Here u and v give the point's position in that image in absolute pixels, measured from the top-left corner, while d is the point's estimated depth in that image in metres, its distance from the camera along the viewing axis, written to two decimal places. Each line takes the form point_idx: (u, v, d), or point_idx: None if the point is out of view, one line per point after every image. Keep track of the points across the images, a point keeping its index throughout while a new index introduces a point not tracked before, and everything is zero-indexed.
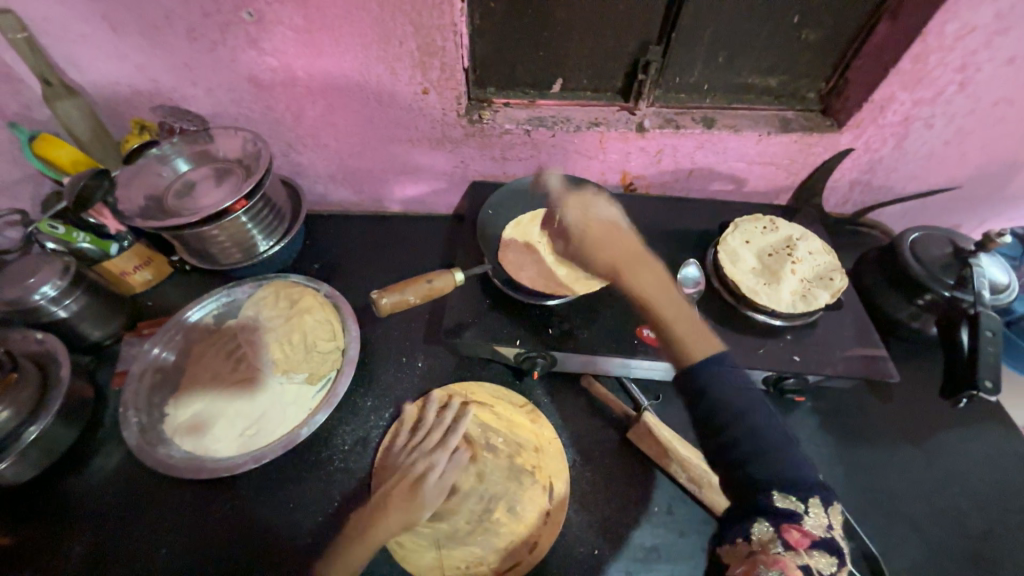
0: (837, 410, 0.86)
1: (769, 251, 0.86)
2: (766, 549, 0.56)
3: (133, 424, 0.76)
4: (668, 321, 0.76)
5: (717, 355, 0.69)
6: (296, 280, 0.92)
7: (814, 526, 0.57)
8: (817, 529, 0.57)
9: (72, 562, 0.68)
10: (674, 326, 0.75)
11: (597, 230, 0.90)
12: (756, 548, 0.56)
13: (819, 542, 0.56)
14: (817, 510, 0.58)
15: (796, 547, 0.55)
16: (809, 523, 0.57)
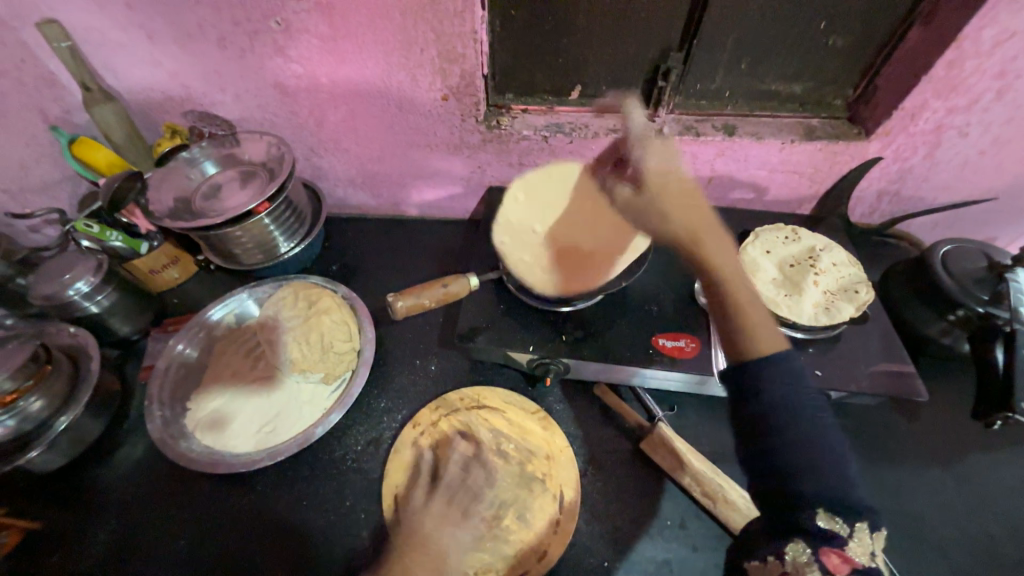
0: (861, 428, 0.83)
1: (791, 262, 0.84)
2: (800, 572, 0.53)
3: (157, 417, 0.78)
4: (739, 303, 0.64)
5: (780, 352, 0.60)
6: (315, 281, 0.94)
7: (857, 552, 0.53)
8: (861, 557, 0.53)
9: (96, 549, 0.71)
10: (748, 312, 0.64)
11: (669, 181, 0.71)
12: (789, 569, 0.54)
13: (860, 570, 0.53)
14: (863, 535, 0.54)
15: (833, 573, 0.53)
16: (853, 549, 0.53)
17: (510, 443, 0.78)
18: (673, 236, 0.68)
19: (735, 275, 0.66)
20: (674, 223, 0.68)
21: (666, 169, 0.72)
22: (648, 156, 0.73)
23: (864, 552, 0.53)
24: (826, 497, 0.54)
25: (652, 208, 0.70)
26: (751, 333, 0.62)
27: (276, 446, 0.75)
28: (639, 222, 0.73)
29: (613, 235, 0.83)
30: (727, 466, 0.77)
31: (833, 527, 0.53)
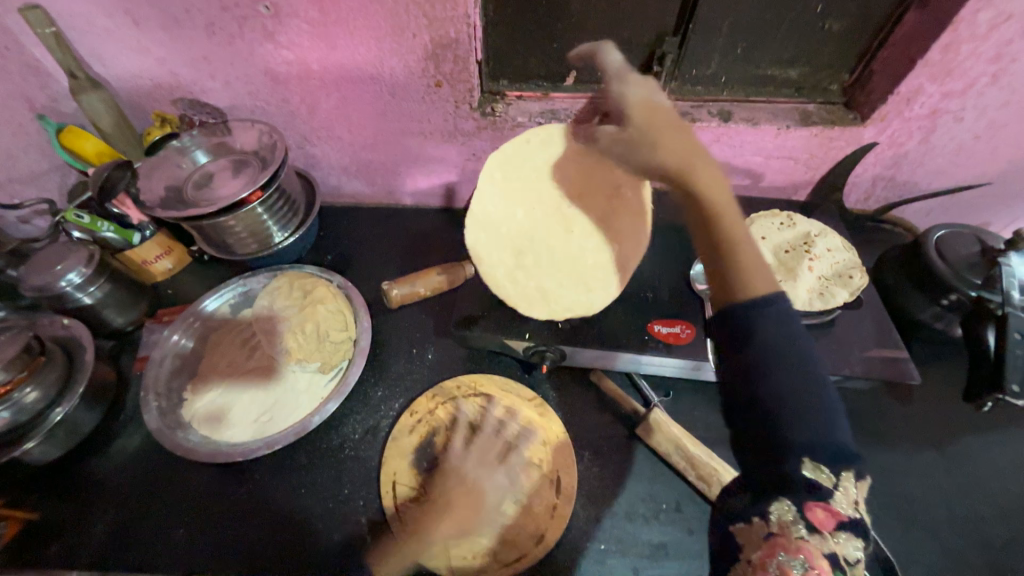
0: (854, 412, 0.83)
1: (786, 248, 0.84)
2: (788, 532, 0.50)
3: (153, 408, 0.78)
4: (733, 241, 0.59)
5: (775, 294, 0.56)
6: (310, 271, 0.93)
7: (843, 505, 0.51)
8: (846, 509, 0.51)
9: (95, 538, 0.71)
10: (742, 249, 0.58)
11: (657, 116, 0.65)
12: (775, 530, 0.51)
13: (845, 524, 0.51)
14: (849, 485, 0.52)
15: (821, 530, 0.50)
16: (839, 502, 0.51)
17: (507, 429, 0.78)
18: (662, 170, 0.62)
19: (733, 215, 0.60)
20: (663, 157, 0.62)
21: (656, 102, 0.67)
22: (628, 86, 0.68)
23: (849, 502, 0.51)
24: (815, 446, 0.51)
25: (637, 137, 0.64)
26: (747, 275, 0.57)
27: (273, 436, 0.75)
28: (625, 156, 0.67)
29: (627, 201, 0.80)
30: (722, 451, 0.78)
31: (818, 478, 0.51)
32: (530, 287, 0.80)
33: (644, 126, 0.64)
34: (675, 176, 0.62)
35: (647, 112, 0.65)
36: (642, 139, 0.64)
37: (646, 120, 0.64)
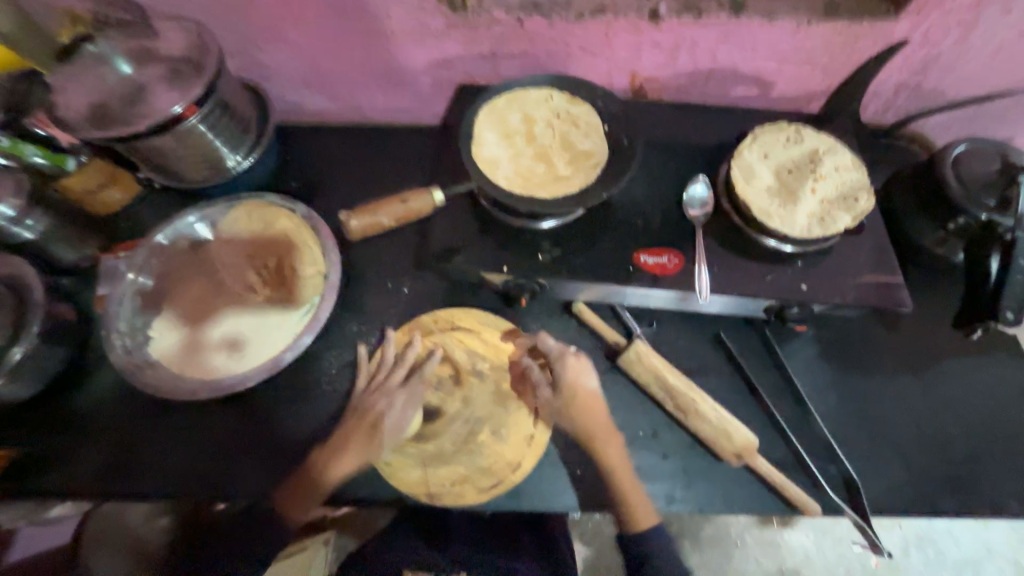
0: (839, 340, 0.82)
1: (790, 168, 0.76)
2: None
3: (118, 346, 0.75)
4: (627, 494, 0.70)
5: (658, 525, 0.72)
6: (270, 199, 0.85)
7: None
8: None
9: (81, 471, 0.72)
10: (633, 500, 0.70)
11: (579, 406, 0.73)
12: None
13: None
14: None
15: None
16: None
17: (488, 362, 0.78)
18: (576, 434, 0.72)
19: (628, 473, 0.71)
20: (576, 426, 0.72)
21: (578, 382, 0.74)
22: (565, 370, 0.74)
23: None
24: None
25: (566, 408, 0.73)
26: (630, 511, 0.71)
27: (245, 373, 0.74)
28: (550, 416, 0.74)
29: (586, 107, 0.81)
30: (702, 379, 0.78)
31: None
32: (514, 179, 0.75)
33: (570, 401, 0.73)
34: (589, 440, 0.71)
35: (572, 388, 0.73)
36: (565, 418, 0.73)
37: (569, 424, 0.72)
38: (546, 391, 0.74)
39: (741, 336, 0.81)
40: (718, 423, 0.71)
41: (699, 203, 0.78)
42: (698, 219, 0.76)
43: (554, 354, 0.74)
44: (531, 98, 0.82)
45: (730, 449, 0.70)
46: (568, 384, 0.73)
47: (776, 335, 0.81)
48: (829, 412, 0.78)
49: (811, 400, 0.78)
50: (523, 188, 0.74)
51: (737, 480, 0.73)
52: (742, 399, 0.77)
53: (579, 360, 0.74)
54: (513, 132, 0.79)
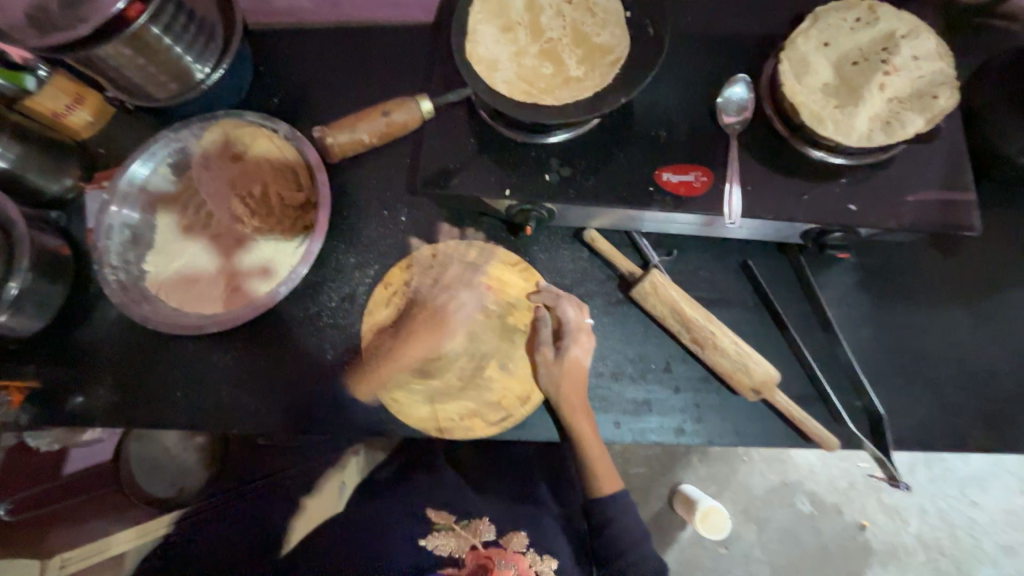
0: (883, 267, 0.73)
1: (855, 58, 0.62)
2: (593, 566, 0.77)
3: (113, 281, 0.72)
4: (591, 463, 0.69)
5: (619, 492, 0.72)
6: (249, 118, 0.77)
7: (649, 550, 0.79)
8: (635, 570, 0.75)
9: (102, 402, 0.75)
10: (596, 468, 0.70)
11: (577, 379, 0.68)
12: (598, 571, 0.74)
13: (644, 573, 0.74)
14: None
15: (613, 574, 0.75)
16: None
17: (495, 295, 0.73)
18: (563, 404, 0.67)
19: (599, 448, 0.69)
20: (564, 398, 0.67)
21: (579, 359, 0.68)
22: (571, 340, 0.68)
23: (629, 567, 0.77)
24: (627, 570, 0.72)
25: (560, 378, 0.67)
26: (595, 481, 0.71)
27: (243, 308, 0.71)
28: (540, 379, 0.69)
29: None
30: (723, 310, 0.72)
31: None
32: (517, 84, 0.64)
33: (565, 372, 0.67)
34: (573, 411, 0.67)
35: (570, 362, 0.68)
36: (557, 386, 0.67)
37: (564, 395, 0.67)
38: (549, 354, 0.69)
39: (770, 264, 0.73)
40: (737, 359, 0.66)
41: (736, 107, 0.66)
42: (733, 128, 0.65)
43: (570, 325, 0.69)
44: None
45: (748, 384, 0.66)
46: (567, 357, 0.68)
47: (811, 262, 0.73)
48: (861, 345, 0.72)
49: (841, 333, 0.72)
50: (520, 94, 0.63)
51: (752, 412, 0.70)
52: (766, 332, 0.71)
53: (591, 336, 0.70)
54: (515, 24, 0.67)
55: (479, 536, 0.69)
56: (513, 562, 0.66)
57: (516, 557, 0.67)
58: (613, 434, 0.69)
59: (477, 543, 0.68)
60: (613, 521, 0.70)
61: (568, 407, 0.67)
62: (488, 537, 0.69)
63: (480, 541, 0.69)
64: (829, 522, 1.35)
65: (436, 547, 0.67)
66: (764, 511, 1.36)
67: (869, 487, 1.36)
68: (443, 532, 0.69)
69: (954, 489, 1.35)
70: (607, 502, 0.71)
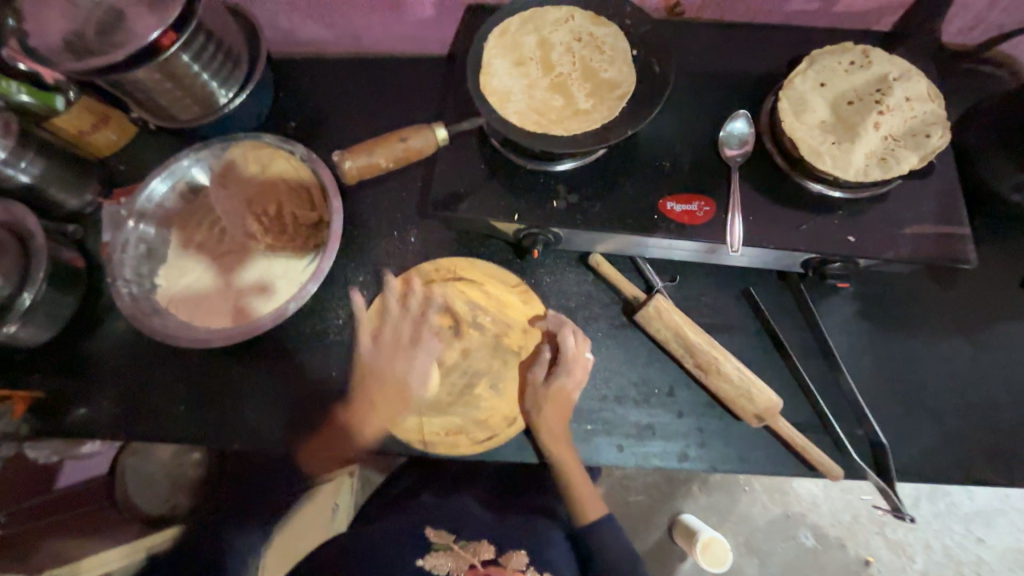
0: (882, 297, 0.75)
1: (851, 98, 0.65)
2: None
3: (125, 295, 0.73)
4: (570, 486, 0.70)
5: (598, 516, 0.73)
6: (267, 139, 0.79)
7: None
8: None
9: (104, 413, 0.74)
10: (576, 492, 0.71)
11: (563, 408, 0.69)
12: None
13: None
14: None
15: None
16: None
17: (496, 318, 0.74)
18: (545, 431, 0.68)
19: (578, 474, 0.70)
20: (545, 425, 0.68)
21: (564, 386, 0.69)
22: (561, 367, 0.69)
23: None
24: None
25: (542, 402, 0.69)
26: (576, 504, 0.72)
27: (252, 323, 0.72)
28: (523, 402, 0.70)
29: (615, 29, 0.70)
30: (725, 337, 0.73)
31: None
32: (528, 115, 0.67)
33: (546, 399, 0.69)
34: (554, 439, 0.68)
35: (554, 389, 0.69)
36: (540, 411, 0.68)
37: (544, 419, 0.68)
38: (540, 376, 0.70)
39: (772, 292, 0.74)
40: (741, 385, 0.67)
41: (737, 141, 0.69)
42: (735, 161, 0.67)
43: (567, 353, 0.69)
44: (549, 19, 0.72)
45: (751, 410, 0.67)
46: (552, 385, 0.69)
47: (813, 291, 0.74)
48: (862, 374, 0.73)
49: (843, 361, 0.73)
50: (531, 125, 0.66)
51: (755, 439, 0.70)
52: (768, 359, 0.72)
53: (585, 369, 0.70)
54: (527, 58, 0.70)
55: (478, 556, 0.69)
56: None
57: None
58: (616, 459, 0.69)
59: (476, 562, 0.69)
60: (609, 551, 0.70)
61: (551, 436, 0.67)
62: (487, 557, 0.69)
63: (479, 560, 0.69)
64: (832, 557, 1.32)
65: (435, 567, 0.68)
66: (766, 544, 1.33)
67: (872, 522, 1.33)
68: (440, 552, 0.69)
69: (959, 525, 1.32)
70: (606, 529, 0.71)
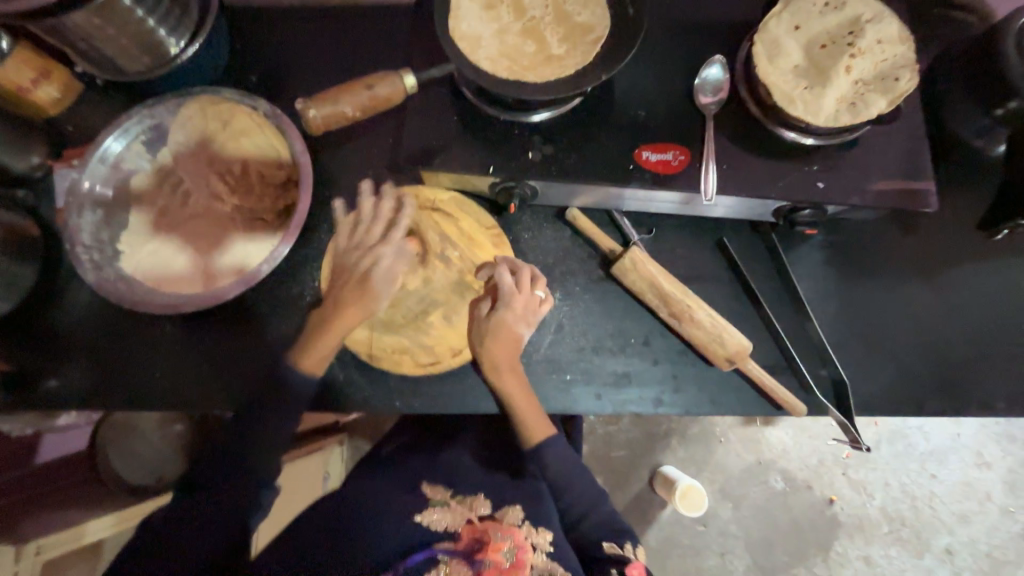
0: (848, 244, 0.77)
1: (823, 42, 0.65)
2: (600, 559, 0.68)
3: (86, 262, 0.70)
4: (517, 416, 0.69)
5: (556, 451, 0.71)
6: (226, 94, 0.75)
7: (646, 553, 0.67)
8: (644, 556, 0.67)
9: (76, 384, 0.73)
10: (524, 423, 0.69)
11: (505, 342, 0.68)
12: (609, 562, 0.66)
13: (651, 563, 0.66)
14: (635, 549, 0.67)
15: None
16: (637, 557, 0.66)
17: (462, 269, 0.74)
18: (484, 360, 0.68)
19: (522, 404, 0.68)
20: (484, 354, 0.68)
21: (505, 321, 0.68)
22: (500, 302, 0.68)
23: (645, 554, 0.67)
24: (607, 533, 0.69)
25: (483, 332, 0.69)
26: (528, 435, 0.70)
27: (223, 286, 0.70)
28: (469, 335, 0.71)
29: None
30: (699, 287, 0.75)
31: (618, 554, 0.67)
32: (500, 62, 0.64)
33: (485, 329, 0.68)
34: (493, 368, 0.68)
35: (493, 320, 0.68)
36: (479, 342, 0.69)
37: (485, 350, 0.68)
38: (484, 310, 0.70)
39: (745, 242, 0.76)
40: (712, 331, 0.69)
41: (712, 88, 0.68)
42: (710, 109, 0.67)
43: (505, 289, 0.68)
44: None
45: (723, 354, 0.69)
46: (491, 319, 0.69)
47: (784, 240, 0.76)
48: (828, 318, 0.76)
49: (810, 306, 0.75)
50: (503, 72, 0.64)
51: (727, 383, 0.73)
52: (740, 307, 0.74)
53: (528, 303, 0.69)
54: (498, 2, 0.67)
55: (475, 511, 0.72)
56: (507, 533, 0.68)
57: (511, 528, 0.69)
58: (594, 406, 0.72)
59: (474, 517, 0.71)
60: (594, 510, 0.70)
61: (491, 368, 0.67)
62: (484, 511, 0.72)
63: (476, 515, 0.71)
64: (800, 498, 1.41)
65: (432, 522, 0.70)
66: (739, 489, 1.42)
67: (837, 464, 1.42)
68: (438, 508, 0.72)
69: (914, 463, 1.43)
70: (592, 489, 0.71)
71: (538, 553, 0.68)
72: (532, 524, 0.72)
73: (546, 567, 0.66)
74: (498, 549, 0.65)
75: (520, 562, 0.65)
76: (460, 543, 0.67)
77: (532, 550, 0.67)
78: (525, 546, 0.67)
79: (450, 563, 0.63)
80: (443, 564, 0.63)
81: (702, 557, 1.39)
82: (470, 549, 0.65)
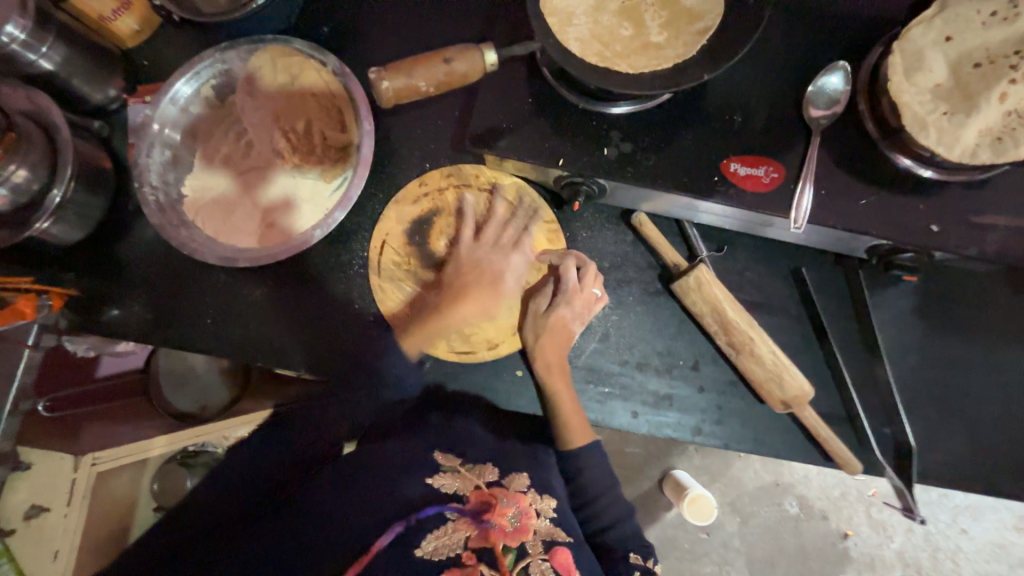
0: (945, 294, 0.68)
1: (979, 60, 0.54)
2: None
3: (151, 202, 0.71)
4: (561, 413, 0.67)
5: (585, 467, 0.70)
6: (297, 46, 0.73)
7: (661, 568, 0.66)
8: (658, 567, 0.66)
9: (136, 316, 0.77)
10: (568, 421, 0.67)
11: (559, 338, 0.67)
12: None
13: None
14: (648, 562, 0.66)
15: None
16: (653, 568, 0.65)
17: (511, 259, 0.71)
18: (538, 354, 0.67)
19: (568, 401, 0.67)
20: (537, 348, 0.67)
21: (564, 317, 0.67)
22: (562, 299, 0.67)
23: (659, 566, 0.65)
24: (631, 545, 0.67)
25: (540, 325, 0.68)
26: (566, 433, 0.67)
27: (275, 247, 0.70)
28: (523, 327, 0.70)
29: None
30: (764, 317, 0.69)
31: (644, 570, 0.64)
32: (589, 45, 0.58)
33: (543, 323, 0.68)
34: (545, 362, 0.67)
35: (551, 316, 0.68)
36: (535, 334, 0.68)
37: (540, 345, 0.67)
38: (541, 305, 0.69)
39: (825, 275, 0.69)
40: (770, 369, 0.64)
41: (828, 99, 0.59)
42: (821, 124, 0.59)
43: (569, 285, 0.67)
44: None
45: (778, 395, 0.64)
46: (549, 315, 0.68)
47: (872, 280, 0.69)
48: (903, 371, 0.68)
49: (887, 356, 0.68)
50: (592, 58, 0.58)
51: (775, 425, 0.69)
52: (805, 345, 0.68)
53: (586, 303, 0.67)
54: None
55: (484, 478, 0.63)
56: (515, 500, 0.60)
57: (519, 495, 0.61)
58: (629, 424, 0.69)
59: (482, 483, 0.62)
60: (618, 526, 0.68)
61: (543, 364, 0.67)
62: (493, 478, 0.64)
63: (484, 481, 0.63)
64: (813, 527, 1.36)
65: (442, 486, 0.61)
66: (750, 506, 1.38)
67: (861, 500, 1.36)
68: (448, 472, 0.63)
69: (947, 516, 1.34)
70: (618, 500, 0.69)
71: (542, 519, 0.61)
72: (539, 492, 0.64)
73: (549, 533, 0.59)
74: (503, 513, 0.58)
75: (524, 527, 0.57)
76: (468, 505, 0.59)
77: (536, 516, 0.60)
78: (531, 511, 0.60)
79: (458, 521, 0.56)
80: (451, 522, 0.55)
81: (697, 563, 1.38)
82: (478, 509, 0.58)
